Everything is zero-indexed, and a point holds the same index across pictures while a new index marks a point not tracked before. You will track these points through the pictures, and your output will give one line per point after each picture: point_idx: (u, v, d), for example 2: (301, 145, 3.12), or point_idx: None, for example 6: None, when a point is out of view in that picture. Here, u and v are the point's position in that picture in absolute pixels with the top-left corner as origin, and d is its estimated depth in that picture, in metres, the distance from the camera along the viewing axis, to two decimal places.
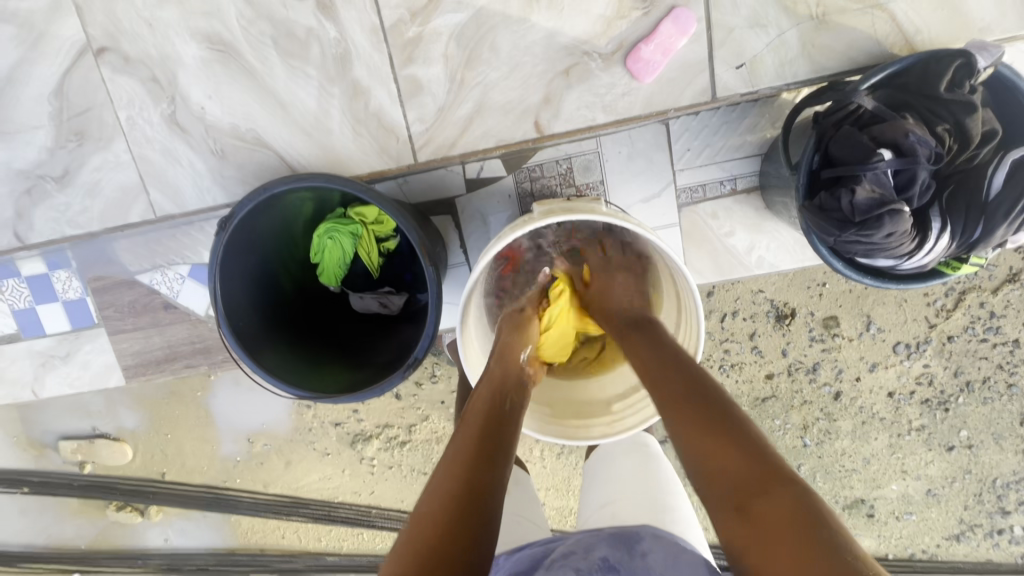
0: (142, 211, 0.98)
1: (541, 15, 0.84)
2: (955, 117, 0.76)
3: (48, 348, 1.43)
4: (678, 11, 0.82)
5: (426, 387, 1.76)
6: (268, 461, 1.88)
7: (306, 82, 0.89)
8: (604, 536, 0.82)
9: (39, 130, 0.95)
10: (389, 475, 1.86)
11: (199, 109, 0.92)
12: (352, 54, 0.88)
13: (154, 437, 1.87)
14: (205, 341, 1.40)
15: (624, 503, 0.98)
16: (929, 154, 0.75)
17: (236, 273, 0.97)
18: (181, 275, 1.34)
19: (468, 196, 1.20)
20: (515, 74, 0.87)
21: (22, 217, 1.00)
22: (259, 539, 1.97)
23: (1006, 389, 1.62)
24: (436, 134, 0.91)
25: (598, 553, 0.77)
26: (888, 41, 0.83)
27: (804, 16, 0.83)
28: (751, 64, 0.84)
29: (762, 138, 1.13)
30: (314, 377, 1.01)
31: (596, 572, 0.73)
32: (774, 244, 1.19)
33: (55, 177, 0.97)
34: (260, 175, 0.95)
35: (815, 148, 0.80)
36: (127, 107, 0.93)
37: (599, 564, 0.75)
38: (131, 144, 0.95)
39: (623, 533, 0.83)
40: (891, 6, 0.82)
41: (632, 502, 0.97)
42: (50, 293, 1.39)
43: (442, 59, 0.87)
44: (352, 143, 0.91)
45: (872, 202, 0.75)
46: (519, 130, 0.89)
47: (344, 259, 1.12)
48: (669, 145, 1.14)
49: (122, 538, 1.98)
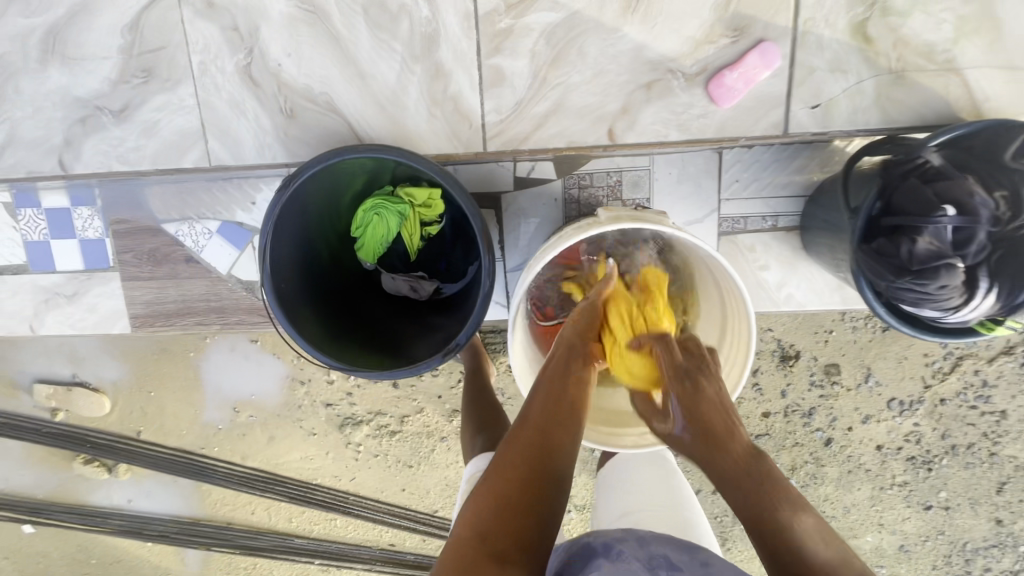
0: (197, 158, 0.96)
1: (634, 27, 0.87)
2: (1015, 185, 0.79)
3: (56, 284, 1.38)
4: (766, 44, 0.85)
5: (425, 381, 1.71)
6: (251, 433, 1.83)
7: (390, 56, 0.90)
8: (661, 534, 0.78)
9: (104, 60, 0.94)
10: (373, 464, 1.81)
11: (276, 66, 0.92)
12: (440, 35, 0.89)
13: (136, 393, 1.81)
14: (221, 301, 1.37)
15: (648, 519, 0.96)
16: (988, 216, 0.78)
17: (286, 235, 0.97)
18: (210, 230, 1.31)
19: (515, 193, 1.20)
20: (598, 81, 0.89)
21: (69, 145, 0.98)
22: (228, 512, 1.91)
23: (988, 456, 1.66)
24: (511, 125, 0.92)
25: (658, 549, 0.74)
26: (958, 105, 0.87)
27: (884, 68, 0.86)
28: (826, 106, 0.88)
29: (809, 180, 1.16)
30: (347, 352, 1.02)
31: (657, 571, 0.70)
32: (805, 284, 1.22)
33: (113, 111, 0.96)
34: (325, 141, 0.94)
35: (878, 196, 0.83)
36: (201, 52, 0.92)
37: (660, 560, 0.72)
38: (198, 89, 0.94)
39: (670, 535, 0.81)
40: (966, 72, 0.86)
41: (657, 512, 0.97)
42: (68, 230, 1.35)
43: (529, 54, 0.89)
44: (426, 124, 0.92)
45: (931, 253, 0.78)
46: (593, 135, 0.91)
47: (387, 238, 1.12)
48: (719, 173, 1.17)
49: (83, 494, 1.90)
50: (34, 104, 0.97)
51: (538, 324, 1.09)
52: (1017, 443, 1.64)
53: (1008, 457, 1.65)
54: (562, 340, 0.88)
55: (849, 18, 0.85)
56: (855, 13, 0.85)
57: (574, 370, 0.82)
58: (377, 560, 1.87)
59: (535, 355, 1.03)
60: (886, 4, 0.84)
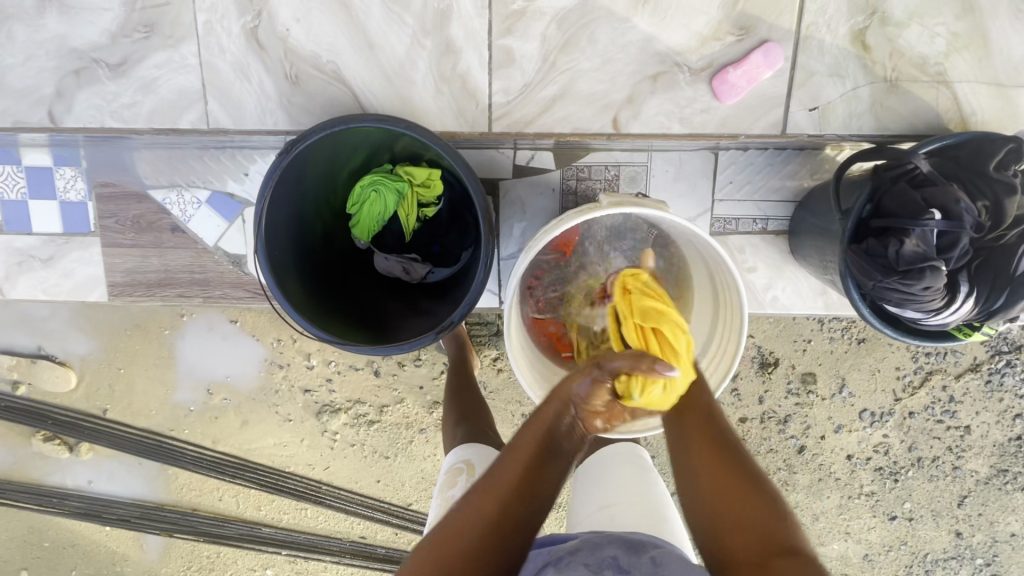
0: (195, 118, 0.98)
1: (643, 19, 0.90)
2: (996, 195, 0.82)
3: (31, 247, 1.33)
4: (769, 45, 0.89)
5: (408, 370, 1.69)
6: (224, 417, 1.77)
7: (401, 30, 0.93)
8: (612, 536, 0.78)
9: (107, 13, 0.95)
10: (349, 453, 1.77)
11: (284, 31, 0.94)
12: (453, 13, 0.92)
13: (105, 369, 1.74)
14: (205, 274, 1.33)
15: (624, 514, 0.93)
16: (972, 223, 0.81)
17: (283, 202, 0.96)
18: (199, 200, 1.28)
19: (513, 181, 1.20)
20: (605, 69, 0.92)
21: (61, 97, 0.98)
22: (193, 498, 1.84)
23: (951, 470, 1.71)
24: (517, 107, 0.95)
25: (608, 551, 0.74)
26: (946, 115, 0.91)
27: (879, 76, 0.90)
28: (823, 109, 0.92)
29: (799, 186, 1.19)
30: (335, 327, 1.01)
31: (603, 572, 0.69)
32: (790, 288, 1.24)
33: (110, 64, 0.96)
34: (328, 109, 0.97)
35: (869, 198, 0.85)
36: (208, 11, 0.94)
37: (608, 563, 0.71)
38: (202, 49, 0.95)
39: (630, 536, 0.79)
40: (955, 85, 0.90)
41: (633, 507, 0.94)
42: (47, 190, 1.30)
43: (540, 38, 0.91)
44: (432, 99, 0.95)
45: (917, 255, 0.80)
46: (598, 122, 0.94)
47: (384, 216, 1.09)
48: (714, 174, 1.19)
49: (41, 472, 1.82)
50: (27, 52, 0.97)
51: (531, 316, 1.09)
52: (979, 457, 1.69)
53: (970, 472, 1.70)
54: (557, 394, 0.78)
55: (849, 26, 0.89)
56: (856, 21, 0.89)
57: (561, 436, 0.75)
58: (346, 553, 1.83)
59: (526, 341, 1.04)
60: (886, 14, 0.88)
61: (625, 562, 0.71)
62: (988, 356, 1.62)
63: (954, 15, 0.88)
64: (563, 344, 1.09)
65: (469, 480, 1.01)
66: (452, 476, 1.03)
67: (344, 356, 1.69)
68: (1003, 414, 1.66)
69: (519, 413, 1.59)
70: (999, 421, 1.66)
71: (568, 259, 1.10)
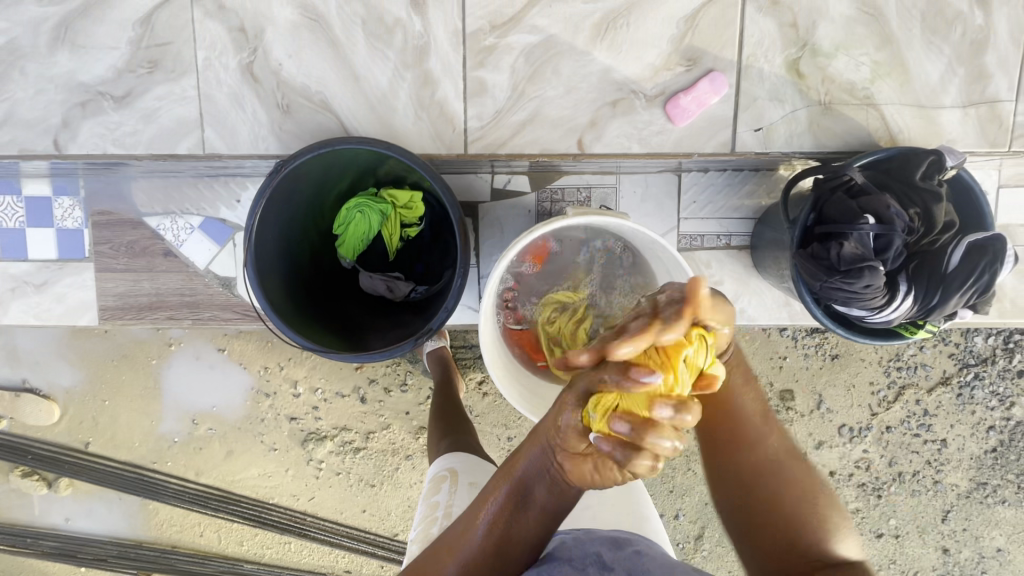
0: (192, 144, 1.06)
1: (602, 52, 1.01)
2: (925, 204, 0.91)
3: (26, 273, 1.37)
4: (714, 73, 1.00)
5: (394, 395, 1.70)
6: (209, 447, 1.76)
7: (384, 62, 1.02)
8: (598, 537, 0.78)
9: (114, 51, 1.03)
10: (334, 482, 1.76)
11: (276, 65, 1.03)
12: (431, 48, 1.02)
13: (89, 401, 1.73)
14: (195, 296, 1.38)
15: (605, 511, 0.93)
16: (903, 226, 0.90)
17: (273, 221, 1.03)
18: (192, 225, 1.34)
19: (491, 204, 1.27)
20: (570, 96, 1.02)
21: (67, 126, 1.06)
22: (173, 535, 1.81)
23: (932, 484, 1.72)
24: (490, 131, 1.04)
25: (594, 551, 0.74)
26: (876, 134, 1.03)
27: (813, 100, 1.01)
28: (766, 130, 1.02)
29: (758, 205, 1.27)
30: (321, 338, 1.06)
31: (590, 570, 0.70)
32: (756, 300, 1.31)
33: (114, 96, 1.05)
34: (317, 135, 1.06)
35: (812, 207, 0.94)
36: (208, 48, 1.03)
37: (594, 562, 0.72)
38: (200, 82, 1.04)
39: (617, 537, 0.79)
40: (883, 107, 1.02)
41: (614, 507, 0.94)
42: (46, 218, 1.35)
43: (510, 70, 1.02)
44: (413, 123, 1.04)
45: (855, 256, 0.88)
46: (564, 143, 1.04)
47: (368, 235, 1.16)
48: (678, 194, 1.27)
49: (18, 510, 1.79)
50: (37, 86, 1.05)
51: (507, 326, 1.15)
52: (958, 471, 1.72)
53: (951, 485, 1.72)
54: (534, 434, 0.65)
55: (784, 57, 1.00)
56: (789, 52, 1.00)
57: (537, 477, 0.64)
58: None
59: (501, 349, 1.08)
60: (815, 47, 1.00)
61: (610, 559, 0.73)
62: (957, 369, 1.66)
63: (876, 47, 1.00)
64: (538, 353, 1.14)
65: (451, 487, 1.03)
66: (436, 484, 1.06)
67: (330, 382, 1.71)
68: (977, 427, 1.69)
69: (504, 437, 1.61)
70: (974, 434, 1.69)
71: (541, 267, 1.16)
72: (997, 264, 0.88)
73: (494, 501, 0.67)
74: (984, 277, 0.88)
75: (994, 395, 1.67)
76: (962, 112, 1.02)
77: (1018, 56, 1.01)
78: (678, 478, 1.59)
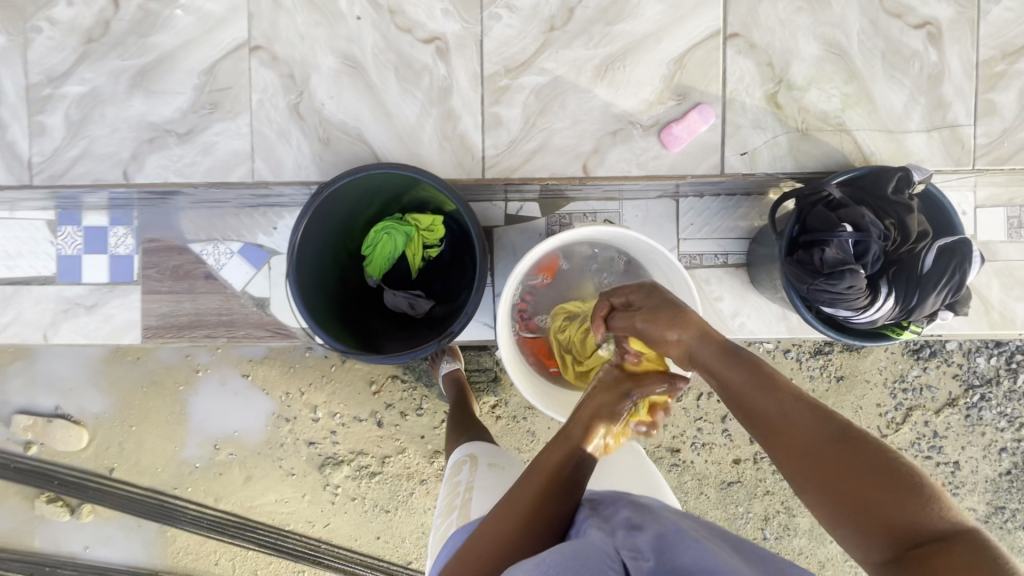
0: (243, 173, 1.20)
1: (602, 89, 1.15)
2: (899, 215, 1.00)
3: (78, 296, 1.49)
4: (702, 105, 1.13)
5: (410, 418, 1.76)
6: (229, 473, 1.81)
7: (412, 100, 1.17)
8: (623, 499, 0.81)
9: (180, 95, 1.20)
10: (349, 508, 1.80)
11: (320, 105, 1.18)
12: (453, 89, 1.17)
13: (117, 427, 1.81)
14: (231, 316, 1.49)
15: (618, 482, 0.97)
16: (879, 234, 0.99)
17: (314, 237, 1.15)
18: (232, 250, 1.47)
19: (505, 228, 1.39)
20: (576, 127, 1.16)
21: (135, 159, 1.21)
22: (188, 564, 1.84)
23: None
24: (505, 157, 1.17)
25: (620, 512, 0.76)
26: (851, 156, 1.14)
27: (792, 127, 1.14)
28: (751, 154, 1.15)
29: (751, 226, 1.38)
30: (351, 344, 1.15)
31: (614, 530, 0.72)
32: (755, 314, 1.39)
33: (178, 133, 1.20)
34: (352, 163, 1.20)
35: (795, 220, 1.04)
36: (261, 92, 1.19)
37: (621, 523, 0.73)
38: (253, 120, 1.19)
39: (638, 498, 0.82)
40: (855, 133, 1.14)
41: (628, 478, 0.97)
42: (100, 246, 1.49)
43: (522, 105, 1.16)
44: (437, 152, 1.18)
45: (836, 261, 0.97)
46: (570, 168, 1.16)
47: (394, 253, 1.27)
48: (677, 217, 1.38)
49: (41, 536, 1.84)
50: (113, 126, 1.21)
51: (522, 336, 1.23)
52: (974, 495, 1.71)
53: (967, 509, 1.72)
54: (579, 419, 0.88)
55: (764, 91, 1.14)
56: (768, 87, 1.14)
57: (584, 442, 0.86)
58: None
59: (518, 355, 1.17)
60: (790, 82, 1.13)
61: (637, 518, 0.73)
62: (962, 390, 1.69)
63: (844, 81, 1.13)
64: (550, 360, 1.23)
65: (472, 467, 1.10)
66: (458, 466, 1.13)
67: (349, 407, 1.78)
68: (988, 449, 1.70)
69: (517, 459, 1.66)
70: (986, 455, 1.70)
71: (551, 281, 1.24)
72: (967, 265, 0.97)
73: (551, 462, 0.84)
74: (955, 277, 0.97)
75: (1002, 417, 1.70)
76: (928, 135, 1.14)
77: (974, 88, 1.13)
78: (690, 498, 1.61)
